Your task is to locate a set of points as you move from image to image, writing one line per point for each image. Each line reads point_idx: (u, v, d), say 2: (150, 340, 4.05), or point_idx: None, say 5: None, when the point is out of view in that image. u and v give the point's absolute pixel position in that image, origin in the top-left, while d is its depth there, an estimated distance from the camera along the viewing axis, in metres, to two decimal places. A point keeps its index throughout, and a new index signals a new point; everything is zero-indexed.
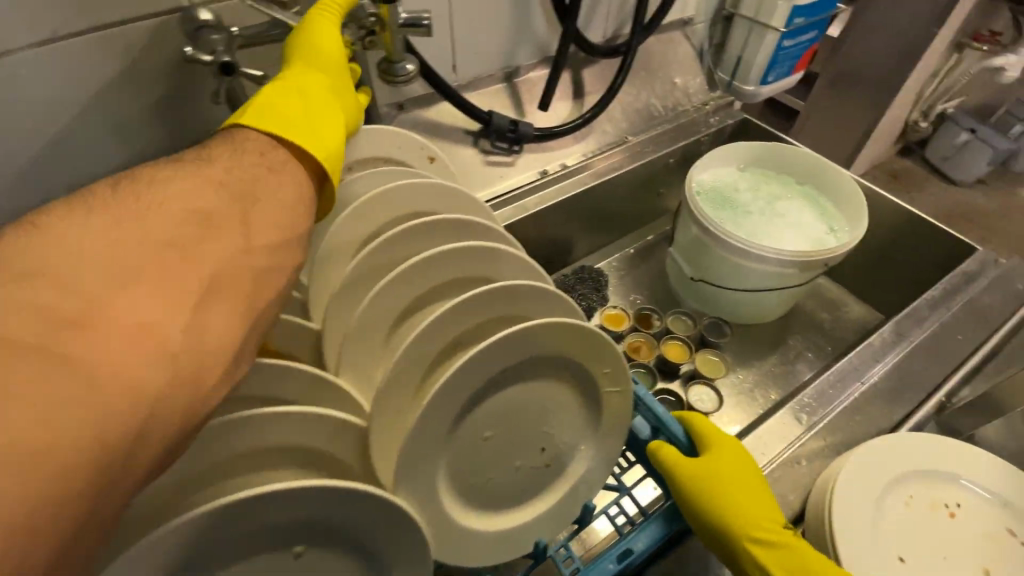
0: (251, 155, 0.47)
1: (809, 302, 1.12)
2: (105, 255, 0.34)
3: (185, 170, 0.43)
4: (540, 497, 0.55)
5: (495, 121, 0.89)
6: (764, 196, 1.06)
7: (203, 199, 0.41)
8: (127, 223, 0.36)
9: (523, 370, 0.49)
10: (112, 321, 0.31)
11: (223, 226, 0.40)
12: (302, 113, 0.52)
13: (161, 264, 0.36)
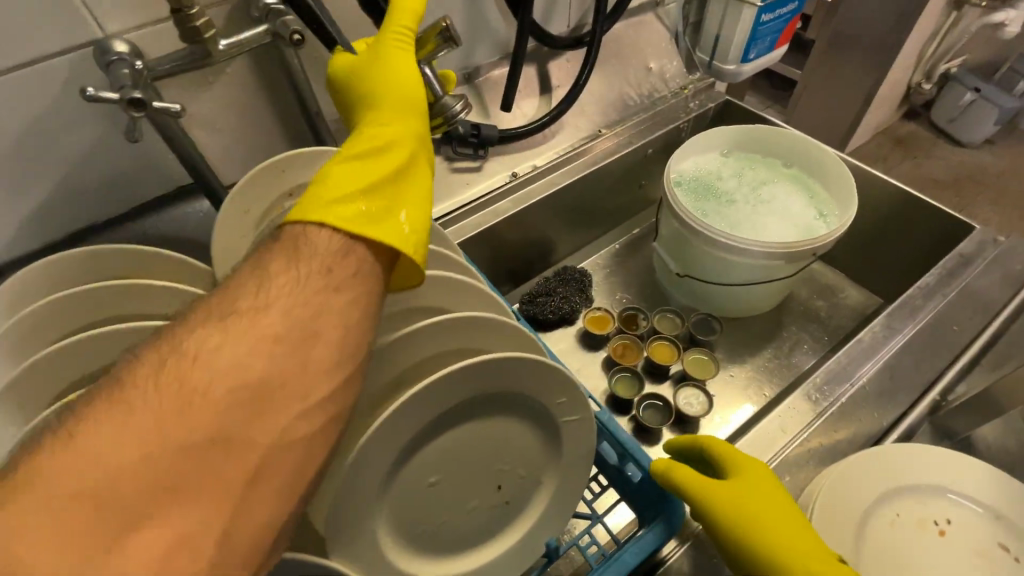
0: (313, 264, 0.42)
1: (804, 290, 1.08)
2: (142, 460, 0.31)
3: (236, 317, 0.38)
4: (500, 537, 0.53)
5: (455, 127, 0.85)
6: (748, 183, 1.01)
7: (259, 357, 0.37)
8: (176, 417, 0.33)
9: (468, 409, 0.47)
10: (140, 550, 0.29)
11: (278, 391, 0.37)
12: (371, 186, 0.49)
13: (206, 467, 0.33)
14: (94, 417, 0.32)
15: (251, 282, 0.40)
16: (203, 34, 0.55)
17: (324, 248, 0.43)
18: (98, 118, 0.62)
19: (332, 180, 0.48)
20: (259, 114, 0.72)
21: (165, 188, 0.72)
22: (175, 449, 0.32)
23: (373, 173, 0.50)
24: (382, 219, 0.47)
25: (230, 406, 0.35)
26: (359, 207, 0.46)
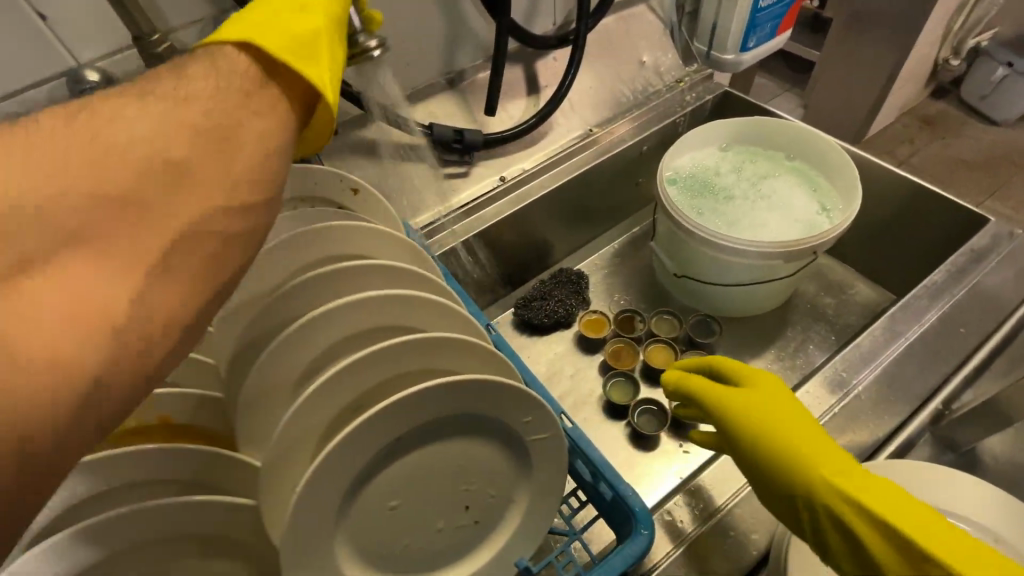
0: (229, 77, 0.41)
1: (811, 288, 1.03)
2: (48, 207, 0.30)
3: (152, 105, 0.37)
4: (468, 555, 0.53)
5: (437, 133, 0.84)
6: (748, 178, 0.97)
7: (177, 139, 0.36)
8: (83, 174, 0.32)
9: (428, 432, 0.46)
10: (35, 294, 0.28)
11: (194, 177, 0.36)
12: (297, 37, 0.46)
13: (115, 229, 0.31)
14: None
15: (177, 79, 0.40)
16: (167, 60, 0.57)
17: (244, 72, 0.42)
18: None
19: (254, 20, 0.47)
20: None
21: None
22: (74, 211, 0.30)
23: (298, 19, 0.49)
24: (308, 54, 0.46)
25: (140, 181, 0.33)
26: (283, 40, 0.45)
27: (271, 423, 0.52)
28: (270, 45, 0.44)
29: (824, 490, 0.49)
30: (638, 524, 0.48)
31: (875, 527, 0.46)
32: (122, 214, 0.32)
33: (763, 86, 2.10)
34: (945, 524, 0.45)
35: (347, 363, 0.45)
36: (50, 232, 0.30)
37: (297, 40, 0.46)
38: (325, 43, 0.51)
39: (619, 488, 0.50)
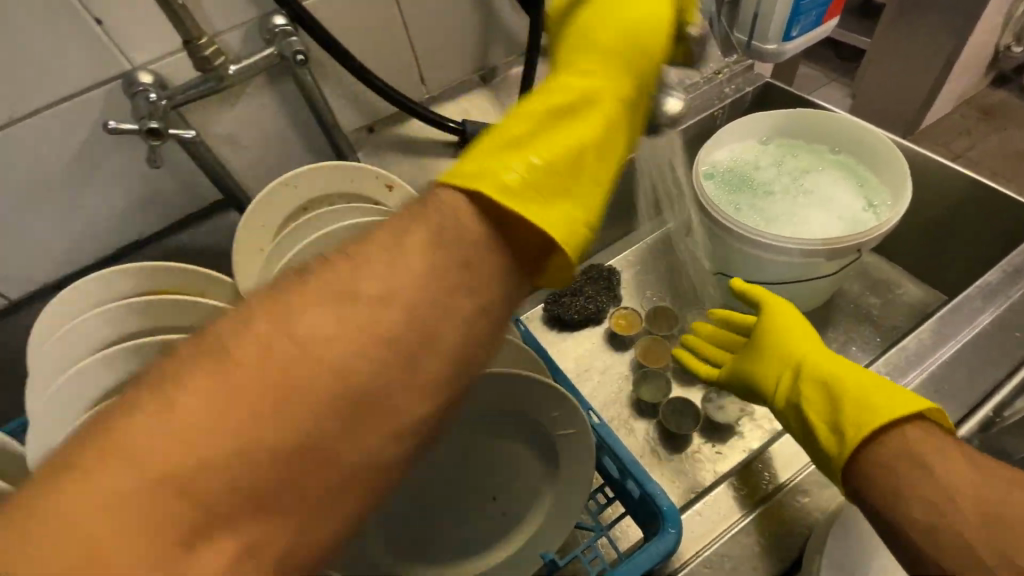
0: (462, 236, 0.35)
1: (856, 286, 0.99)
2: (227, 447, 0.28)
3: (348, 284, 0.33)
4: (495, 544, 0.54)
5: (470, 129, 0.85)
6: (789, 172, 0.94)
7: (372, 361, 0.31)
8: (264, 414, 0.29)
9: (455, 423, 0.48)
10: (199, 560, 0.27)
11: (377, 415, 0.32)
12: (547, 169, 0.40)
13: (282, 461, 0.29)
14: (188, 379, 0.29)
15: (388, 243, 0.34)
16: (213, 62, 0.60)
17: (471, 229, 0.35)
18: (134, 142, 0.67)
19: (519, 143, 0.42)
20: (281, 129, 0.76)
21: (201, 203, 0.78)
22: (252, 463, 0.28)
23: (548, 142, 0.43)
24: (550, 203, 0.39)
25: (319, 428, 0.30)
26: (529, 176, 0.39)
27: None
28: (511, 187, 0.37)
29: (780, 354, 0.65)
30: (667, 523, 0.47)
31: (813, 380, 0.60)
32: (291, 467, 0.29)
33: (809, 76, 2.02)
34: (870, 376, 0.56)
35: None
36: (237, 474, 0.28)
37: (548, 179, 0.39)
38: (586, 159, 0.44)
39: (647, 486, 0.49)
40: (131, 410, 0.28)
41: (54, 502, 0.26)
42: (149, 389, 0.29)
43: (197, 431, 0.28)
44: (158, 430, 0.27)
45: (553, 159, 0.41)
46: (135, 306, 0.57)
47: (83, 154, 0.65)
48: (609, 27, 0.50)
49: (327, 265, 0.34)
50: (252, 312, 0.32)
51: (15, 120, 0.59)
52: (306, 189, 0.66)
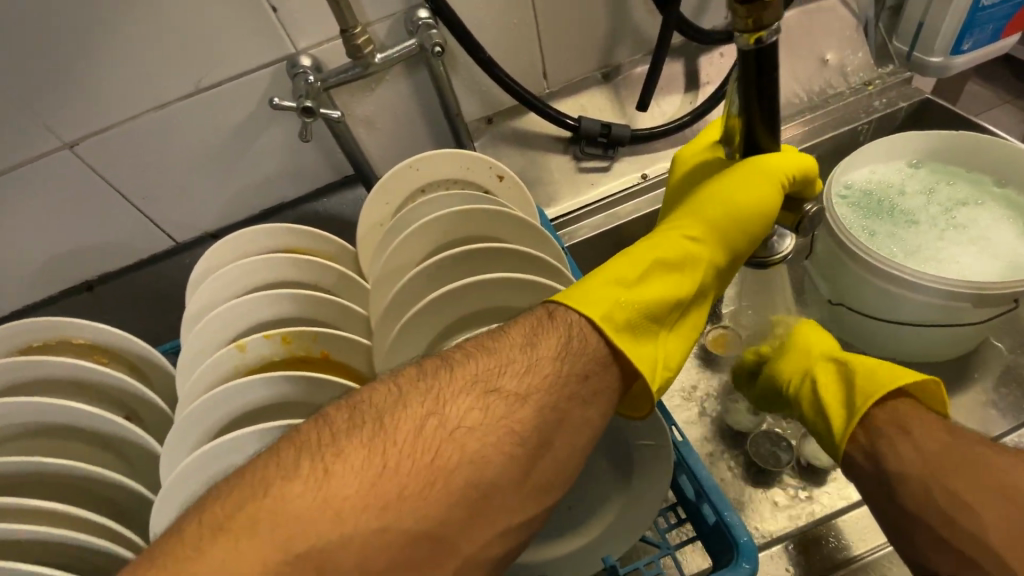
0: (573, 364, 0.47)
1: (1006, 343, 0.86)
2: (418, 460, 0.40)
3: (523, 348, 0.47)
4: (559, 538, 0.55)
5: (585, 126, 0.85)
6: (941, 201, 0.83)
7: (495, 458, 0.42)
8: (417, 493, 0.38)
9: None
10: (374, 546, 0.36)
11: (494, 506, 0.41)
12: (626, 324, 0.50)
13: (444, 484, 0.39)
14: (350, 453, 0.39)
15: (514, 353, 0.46)
16: (364, 50, 0.66)
17: (594, 351, 0.48)
18: (287, 118, 0.76)
19: (633, 282, 0.53)
20: (409, 114, 0.81)
21: (333, 177, 0.86)
22: (401, 530, 0.37)
23: (654, 291, 0.54)
24: (642, 343, 0.51)
25: (454, 512, 0.39)
26: (635, 315, 0.51)
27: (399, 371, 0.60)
28: (622, 325, 0.50)
29: (801, 348, 0.68)
30: (741, 558, 0.44)
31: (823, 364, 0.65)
32: (425, 536, 0.38)
33: (977, 94, 1.75)
34: (877, 364, 0.61)
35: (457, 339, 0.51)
36: (391, 540, 0.37)
37: (621, 331, 0.50)
38: (673, 314, 0.56)
39: (722, 513, 0.46)
40: (307, 478, 0.38)
41: (253, 549, 0.35)
42: (313, 458, 0.39)
43: (372, 499, 0.37)
44: (334, 495, 0.37)
45: (650, 305, 0.52)
46: (274, 261, 0.66)
47: (246, 124, 0.75)
48: (720, 202, 0.60)
49: (460, 366, 0.45)
50: (406, 396, 0.43)
51: (200, 90, 0.70)
52: (426, 173, 0.71)
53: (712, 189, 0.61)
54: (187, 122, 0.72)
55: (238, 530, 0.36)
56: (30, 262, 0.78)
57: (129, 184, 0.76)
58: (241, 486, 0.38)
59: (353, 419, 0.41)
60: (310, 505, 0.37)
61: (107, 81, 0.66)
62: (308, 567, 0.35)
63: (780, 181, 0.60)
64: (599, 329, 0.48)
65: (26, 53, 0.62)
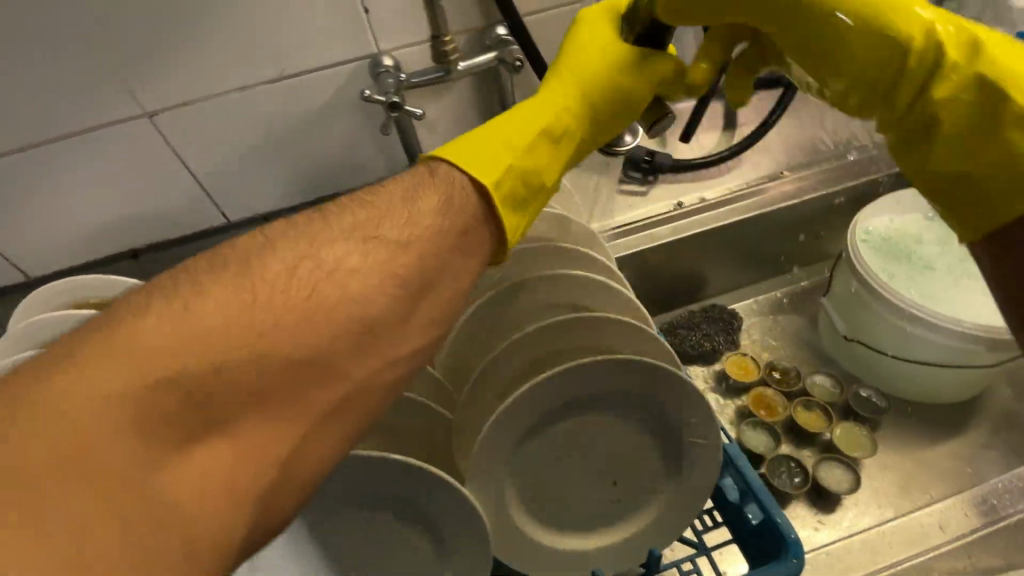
0: (456, 212, 0.46)
1: (1007, 393, 0.91)
2: (290, 298, 0.36)
3: (405, 201, 0.44)
4: (601, 531, 0.54)
5: (631, 151, 0.91)
6: (954, 253, 0.89)
7: (380, 296, 0.40)
8: (304, 317, 0.36)
9: (585, 404, 0.50)
10: (245, 379, 0.33)
11: (381, 341, 0.40)
12: (500, 188, 0.48)
13: (323, 321, 0.37)
14: (215, 287, 0.34)
15: (394, 205, 0.44)
16: (449, 56, 0.70)
17: (471, 210, 0.46)
18: (355, 112, 0.80)
19: (512, 149, 0.50)
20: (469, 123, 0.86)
21: (387, 174, 0.90)
22: (282, 359, 0.34)
23: (534, 148, 0.51)
24: (513, 207, 0.50)
25: (340, 340, 0.37)
26: (507, 166, 0.49)
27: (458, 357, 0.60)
28: (505, 192, 0.48)
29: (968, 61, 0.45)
30: (788, 552, 0.47)
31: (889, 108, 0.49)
32: (311, 363, 0.36)
33: None
34: None
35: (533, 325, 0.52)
36: (261, 364, 0.33)
37: (499, 192, 0.48)
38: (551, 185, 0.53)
39: (772, 510, 0.49)
40: (158, 312, 0.32)
41: (107, 376, 0.29)
42: (167, 294, 0.34)
43: (237, 328, 0.33)
44: (194, 323, 0.32)
45: (525, 172, 0.50)
46: None
47: (319, 114, 0.79)
48: (604, 66, 0.54)
49: (334, 217, 0.42)
50: (274, 244, 0.38)
51: (284, 77, 0.74)
52: None
53: (591, 49, 0.56)
54: (263, 105, 0.76)
55: (83, 363, 0.29)
56: (84, 222, 0.80)
57: (195, 158, 0.78)
58: (92, 331, 0.31)
59: (206, 268, 0.36)
60: (168, 338, 0.31)
61: (200, 58, 0.70)
62: (174, 396, 0.30)
63: (654, 77, 0.54)
64: (482, 189, 0.47)
65: (101, 26, 0.65)
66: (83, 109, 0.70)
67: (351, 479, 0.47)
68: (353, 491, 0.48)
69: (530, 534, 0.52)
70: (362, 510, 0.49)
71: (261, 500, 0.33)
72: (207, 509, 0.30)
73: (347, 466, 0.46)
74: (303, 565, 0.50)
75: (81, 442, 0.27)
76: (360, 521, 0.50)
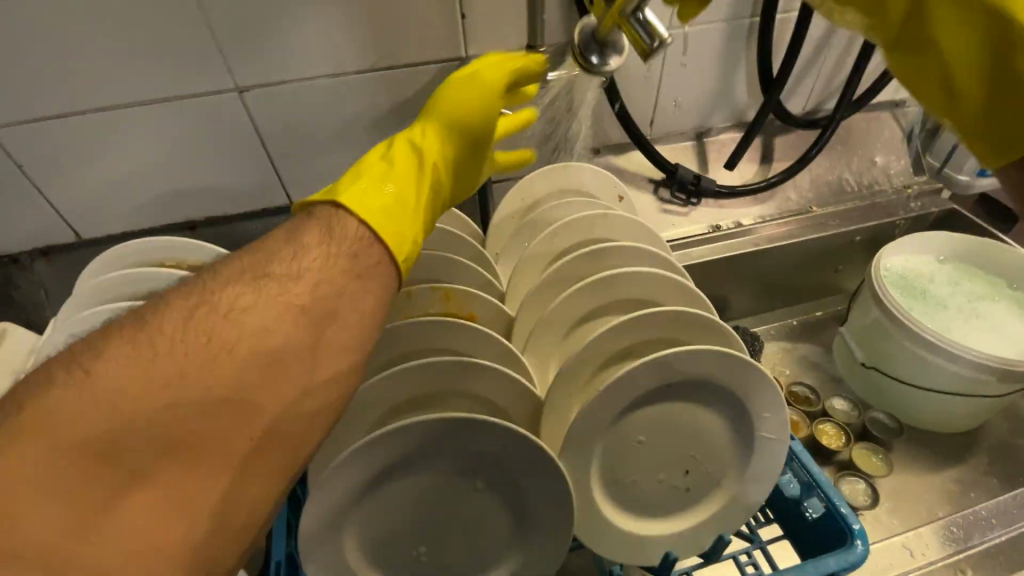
0: (342, 257, 0.47)
1: (1007, 426, 0.98)
2: (187, 343, 0.38)
3: (289, 242, 0.46)
4: (672, 517, 0.57)
5: (680, 173, 0.97)
6: (964, 293, 0.97)
7: (279, 328, 0.41)
8: (198, 369, 0.37)
9: (673, 392, 0.53)
10: (153, 428, 0.35)
11: (283, 365, 0.41)
12: (380, 215, 0.51)
13: (221, 354, 0.39)
14: (115, 350, 0.37)
15: (282, 246, 0.45)
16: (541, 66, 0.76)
17: (358, 236, 0.49)
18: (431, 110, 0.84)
19: (383, 182, 0.53)
20: (533, 131, 0.90)
21: None
22: (187, 403, 0.36)
23: (420, 199, 0.56)
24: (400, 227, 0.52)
25: (243, 371, 0.39)
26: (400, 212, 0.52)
27: (541, 344, 0.61)
28: (381, 215, 0.51)
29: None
30: (853, 539, 0.51)
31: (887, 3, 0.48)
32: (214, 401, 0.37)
33: None
34: None
35: (631, 314, 0.54)
36: (168, 413, 0.36)
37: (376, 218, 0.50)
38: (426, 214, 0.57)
39: (836, 502, 0.53)
40: (77, 379, 0.35)
41: (33, 448, 0.32)
42: (71, 367, 0.36)
43: (141, 384, 0.36)
44: (97, 392, 0.35)
45: (401, 201, 0.53)
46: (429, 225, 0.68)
47: (398, 108, 0.82)
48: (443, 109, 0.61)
49: (228, 269, 0.44)
50: (169, 303, 0.40)
51: (375, 68, 0.76)
52: (561, 180, 0.78)
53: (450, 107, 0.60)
54: (348, 91, 0.78)
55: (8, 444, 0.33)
56: (149, 189, 0.79)
57: (271, 136, 0.79)
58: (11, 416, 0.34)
59: (110, 338, 0.38)
60: (74, 409, 0.34)
61: (298, 40, 0.72)
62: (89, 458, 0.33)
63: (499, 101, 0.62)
64: (358, 218, 0.49)
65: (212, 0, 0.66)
66: (174, 77, 0.70)
67: (454, 446, 0.48)
68: (451, 460, 0.49)
69: (608, 514, 0.55)
70: (458, 481, 0.50)
71: (205, 538, 0.36)
72: (144, 558, 0.33)
73: (456, 432, 0.47)
74: (391, 535, 0.50)
75: (11, 514, 0.30)
76: (452, 493, 0.50)
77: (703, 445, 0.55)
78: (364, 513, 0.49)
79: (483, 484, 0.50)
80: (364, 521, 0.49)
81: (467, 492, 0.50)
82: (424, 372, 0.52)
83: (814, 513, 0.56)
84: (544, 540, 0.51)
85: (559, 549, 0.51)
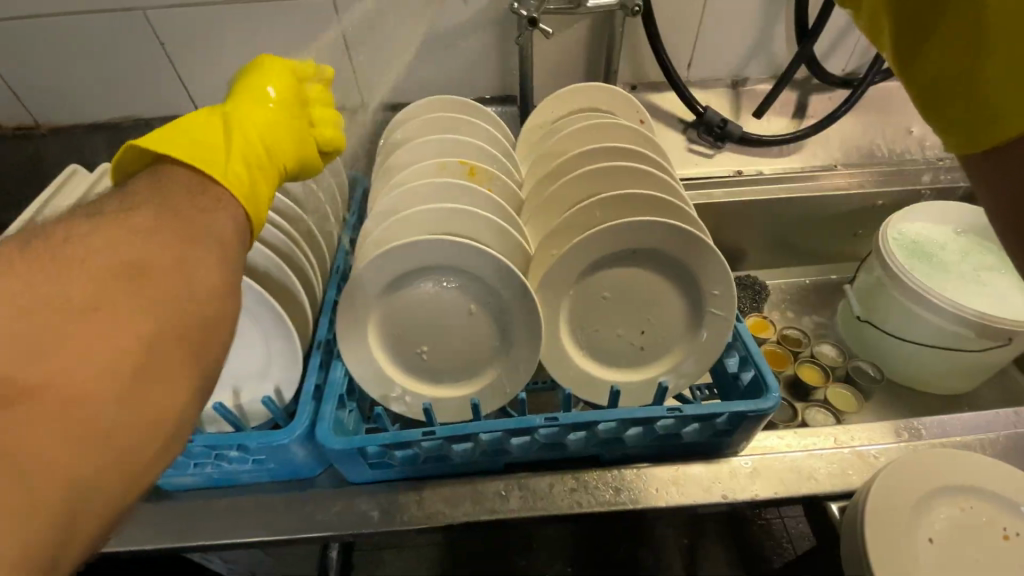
0: (215, 198, 0.47)
1: (995, 395, 1.01)
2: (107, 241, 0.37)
3: (183, 186, 0.46)
4: (623, 370, 0.69)
5: (708, 115, 1.04)
6: (972, 262, 1.00)
7: (195, 231, 0.42)
8: (115, 259, 0.36)
9: (635, 258, 0.65)
10: (92, 299, 0.33)
11: (201, 253, 0.41)
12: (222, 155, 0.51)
13: (142, 247, 0.38)
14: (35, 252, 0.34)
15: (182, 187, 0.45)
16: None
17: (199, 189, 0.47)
18: (488, 31, 0.97)
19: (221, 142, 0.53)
20: (576, 60, 1.01)
21: (500, 91, 1.05)
22: (121, 279, 0.35)
23: (263, 157, 0.56)
24: (252, 173, 0.52)
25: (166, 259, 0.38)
26: (237, 160, 0.52)
27: (541, 220, 0.73)
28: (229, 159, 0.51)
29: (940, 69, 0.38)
30: (770, 393, 0.61)
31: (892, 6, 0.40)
32: (104, 307, 0.33)
33: None
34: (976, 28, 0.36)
35: (613, 193, 0.65)
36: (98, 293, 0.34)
37: (224, 162, 0.50)
38: (267, 168, 0.56)
39: (761, 366, 0.63)
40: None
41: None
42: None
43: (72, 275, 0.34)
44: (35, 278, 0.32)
45: (246, 157, 0.53)
46: (467, 122, 0.82)
47: (460, 26, 0.96)
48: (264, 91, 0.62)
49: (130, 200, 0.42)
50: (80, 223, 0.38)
51: None
52: (590, 97, 0.89)
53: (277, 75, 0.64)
54: (417, 6, 0.92)
55: None
56: None
57: (354, 39, 0.95)
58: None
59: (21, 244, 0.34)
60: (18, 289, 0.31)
61: None
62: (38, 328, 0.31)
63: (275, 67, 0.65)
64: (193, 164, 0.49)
65: None
66: None
67: (455, 265, 0.63)
68: (450, 278, 0.65)
69: (569, 353, 0.68)
70: (457, 298, 0.65)
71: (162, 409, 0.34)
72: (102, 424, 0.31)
73: (456, 252, 0.62)
74: (402, 331, 0.66)
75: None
76: (455, 308, 0.66)
77: (657, 314, 0.67)
78: (388, 310, 0.66)
79: (477, 308, 0.65)
80: (387, 318, 0.66)
81: (463, 311, 0.66)
82: (440, 215, 0.66)
83: (744, 380, 0.66)
84: (516, 354, 0.66)
85: (525, 362, 0.65)
